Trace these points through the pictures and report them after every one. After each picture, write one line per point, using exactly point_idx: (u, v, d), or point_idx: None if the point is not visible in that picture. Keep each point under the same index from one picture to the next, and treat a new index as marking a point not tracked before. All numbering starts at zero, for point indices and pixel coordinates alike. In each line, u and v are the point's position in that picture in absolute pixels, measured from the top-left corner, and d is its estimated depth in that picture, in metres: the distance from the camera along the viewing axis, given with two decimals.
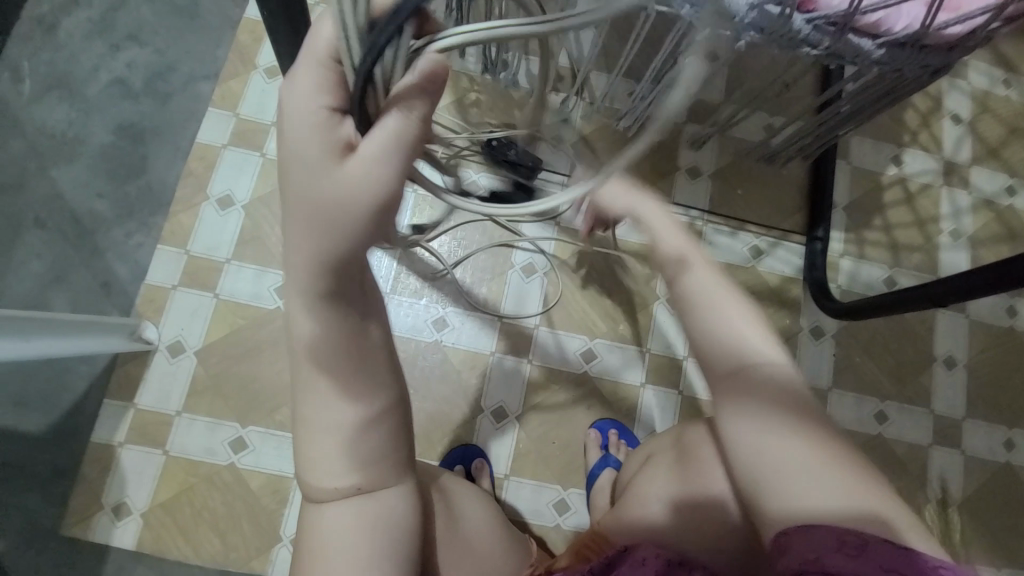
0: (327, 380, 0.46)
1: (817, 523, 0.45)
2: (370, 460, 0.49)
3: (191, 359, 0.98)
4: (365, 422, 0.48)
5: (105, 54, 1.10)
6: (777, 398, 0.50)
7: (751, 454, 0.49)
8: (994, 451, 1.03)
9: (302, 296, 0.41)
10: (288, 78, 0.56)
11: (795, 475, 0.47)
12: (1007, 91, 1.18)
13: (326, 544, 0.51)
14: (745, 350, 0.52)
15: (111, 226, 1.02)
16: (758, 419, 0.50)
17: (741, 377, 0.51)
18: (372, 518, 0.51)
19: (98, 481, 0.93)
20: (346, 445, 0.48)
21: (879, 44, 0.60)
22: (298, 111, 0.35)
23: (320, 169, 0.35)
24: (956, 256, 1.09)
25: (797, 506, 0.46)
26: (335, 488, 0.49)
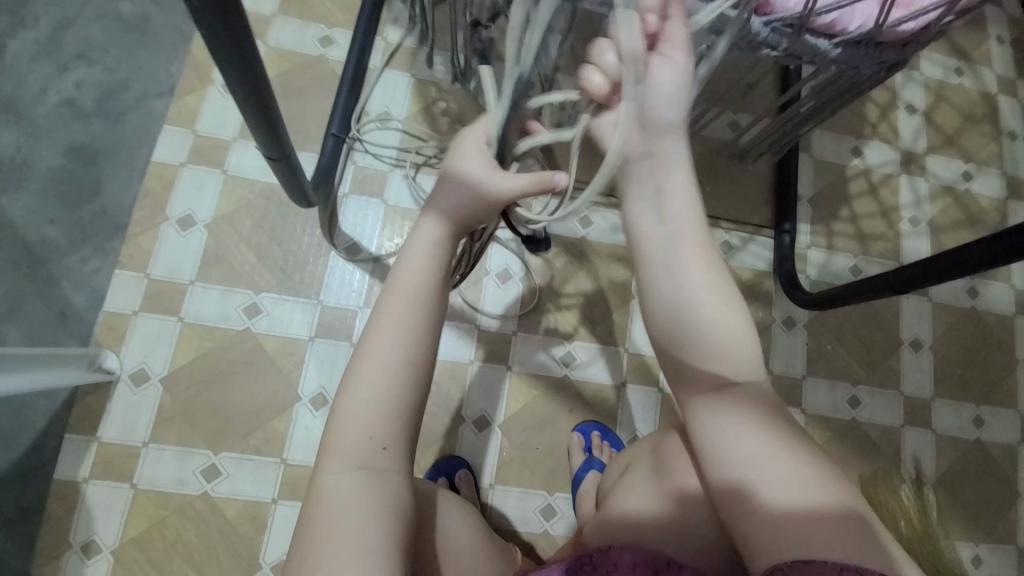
0: (397, 326, 0.49)
1: (811, 555, 0.43)
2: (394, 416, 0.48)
3: (157, 386, 0.95)
4: (408, 371, 0.48)
5: (52, 74, 1.06)
6: (762, 418, 0.49)
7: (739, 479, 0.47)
8: (963, 429, 1.06)
9: (431, 247, 0.52)
10: (241, 96, 0.54)
11: (786, 501, 0.45)
12: (957, 81, 1.23)
13: (323, 522, 0.45)
14: (731, 361, 0.51)
15: (66, 252, 0.98)
16: (746, 440, 0.48)
17: (726, 396, 0.50)
18: (379, 499, 0.46)
19: (63, 519, 0.88)
20: (384, 395, 0.48)
21: (835, 44, 0.62)
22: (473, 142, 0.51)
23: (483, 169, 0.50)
24: (918, 242, 1.13)
25: (789, 537, 0.44)
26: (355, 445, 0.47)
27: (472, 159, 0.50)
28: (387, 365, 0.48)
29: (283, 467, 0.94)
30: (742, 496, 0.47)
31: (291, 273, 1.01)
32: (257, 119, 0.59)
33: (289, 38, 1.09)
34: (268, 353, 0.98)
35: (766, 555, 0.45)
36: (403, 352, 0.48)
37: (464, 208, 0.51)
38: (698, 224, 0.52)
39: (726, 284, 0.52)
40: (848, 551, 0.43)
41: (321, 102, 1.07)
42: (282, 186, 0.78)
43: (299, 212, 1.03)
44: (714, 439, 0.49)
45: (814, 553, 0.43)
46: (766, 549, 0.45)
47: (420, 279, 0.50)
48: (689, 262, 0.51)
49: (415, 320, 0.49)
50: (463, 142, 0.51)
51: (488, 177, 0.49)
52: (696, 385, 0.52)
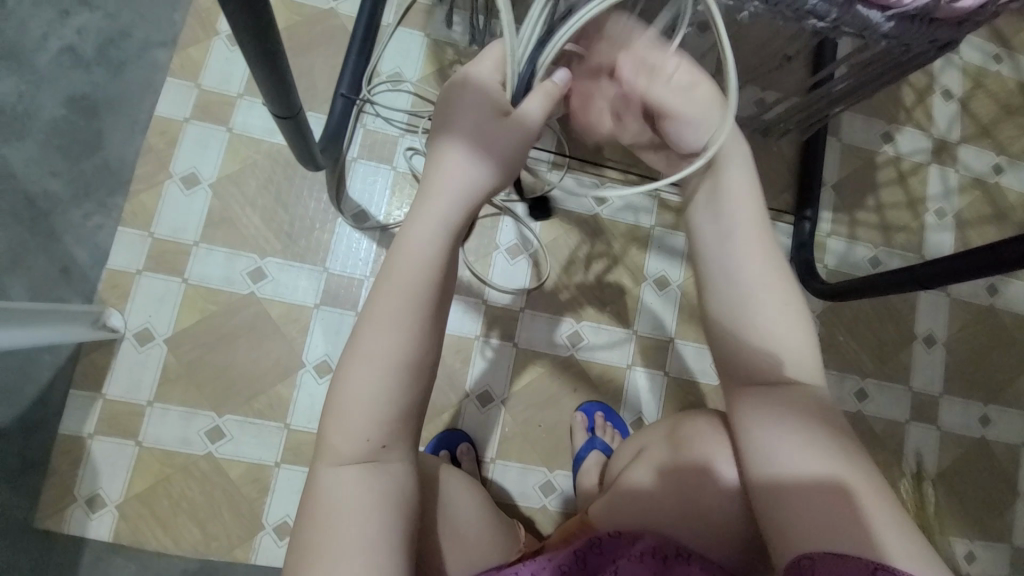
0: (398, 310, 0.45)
1: (840, 550, 0.41)
2: (397, 414, 0.46)
3: (161, 346, 0.94)
4: (407, 371, 0.45)
5: (52, 19, 1.01)
6: (807, 414, 0.47)
7: (774, 471, 0.45)
8: (969, 427, 1.05)
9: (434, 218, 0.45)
10: (249, 49, 0.50)
11: (821, 496, 0.43)
12: (998, 68, 1.16)
13: (328, 514, 0.44)
14: (779, 358, 0.48)
15: (68, 207, 0.96)
16: (787, 435, 0.46)
17: (773, 389, 0.48)
18: (380, 491, 0.46)
19: (69, 473, 0.90)
20: (389, 385, 0.45)
21: (889, 17, 0.57)
22: (478, 82, 0.47)
23: (488, 117, 0.46)
24: (942, 236, 1.09)
25: (818, 530, 0.42)
26: (356, 445, 0.45)
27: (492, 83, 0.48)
28: (385, 367, 0.45)
29: (286, 432, 0.94)
30: (774, 489, 0.45)
31: (296, 239, 0.98)
32: (266, 77, 0.56)
33: None
34: (272, 319, 0.97)
35: (793, 545, 0.43)
36: (407, 344, 0.45)
37: (475, 172, 0.46)
38: (758, 216, 0.50)
39: (783, 278, 0.49)
40: (884, 549, 0.41)
41: (331, 60, 1.02)
42: (292, 150, 0.75)
43: (306, 175, 1.00)
44: (752, 429, 0.47)
45: (849, 548, 0.41)
46: (797, 538, 0.43)
47: (429, 249, 0.45)
48: (742, 254, 0.49)
49: (421, 315, 0.45)
50: (470, 81, 0.47)
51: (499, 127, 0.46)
52: (739, 377, 0.50)
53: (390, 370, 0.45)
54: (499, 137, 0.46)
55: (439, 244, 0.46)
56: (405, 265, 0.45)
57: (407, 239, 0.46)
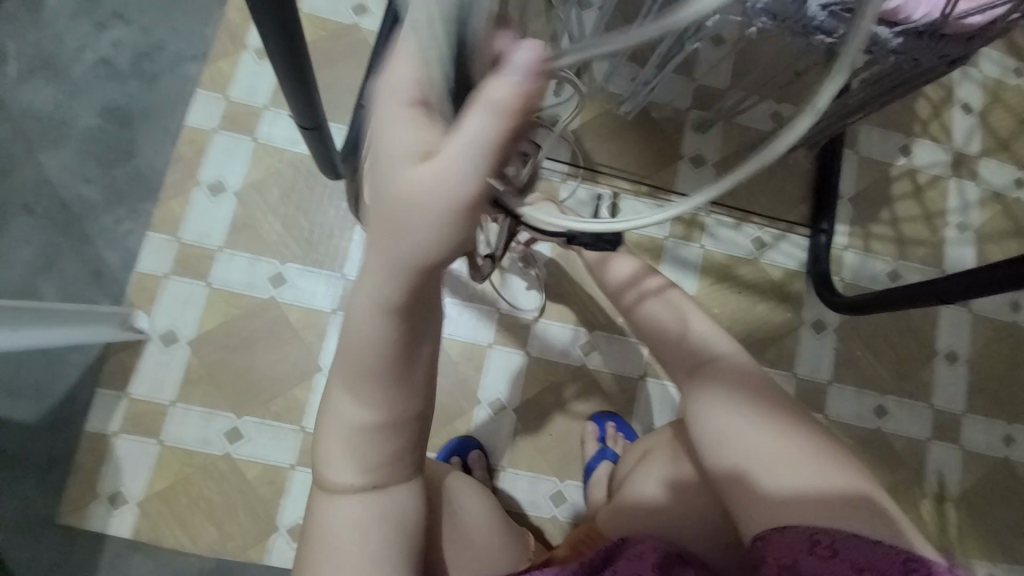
0: (361, 383, 0.41)
1: (785, 523, 0.47)
2: (387, 458, 0.47)
3: (185, 348, 0.97)
4: (385, 430, 0.44)
5: (90, 33, 1.06)
6: (745, 401, 0.54)
7: (712, 453, 0.54)
8: (991, 446, 1.03)
9: (372, 302, 0.35)
10: (278, 63, 0.53)
11: (760, 468, 0.50)
12: (1019, 80, 1.15)
13: (332, 532, 0.49)
14: (704, 352, 0.61)
15: (100, 213, 1.00)
16: (726, 420, 0.54)
17: (711, 383, 0.57)
18: (383, 511, 0.49)
19: (93, 470, 0.92)
20: (368, 440, 0.45)
21: (896, 33, 0.57)
22: (384, 113, 0.29)
23: (399, 168, 0.29)
24: (963, 250, 1.08)
25: (760, 494, 0.50)
26: (350, 481, 0.47)
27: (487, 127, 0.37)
28: (360, 432, 0.44)
29: (302, 435, 0.96)
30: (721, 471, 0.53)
31: (316, 246, 1.01)
32: (292, 88, 0.58)
33: (323, 4, 1.07)
34: (291, 324, 0.99)
35: (753, 525, 0.49)
36: (380, 409, 0.43)
37: (401, 240, 0.31)
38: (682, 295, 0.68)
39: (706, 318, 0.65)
40: (821, 516, 0.46)
41: (353, 73, 1.05)
42: (313, 156, 0.78)
43: (326, 184, 1.03)
44: (697, 419, 0.56)
45: (791, 519, 0.47)
46: (753, 520, 0.49)
47: (375, 335, 0.37)
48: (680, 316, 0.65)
49: (386, 386, 0.41)
50: (375, 115, 0.30)
51: (413, 173, 0.28)
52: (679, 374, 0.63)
53: (366, 431, 0.44)
54: (415, 191, 0.28)
55: (384, 326, 0.37)
56: (361, 338, 0.37)
57: (353, 308, 0.36)
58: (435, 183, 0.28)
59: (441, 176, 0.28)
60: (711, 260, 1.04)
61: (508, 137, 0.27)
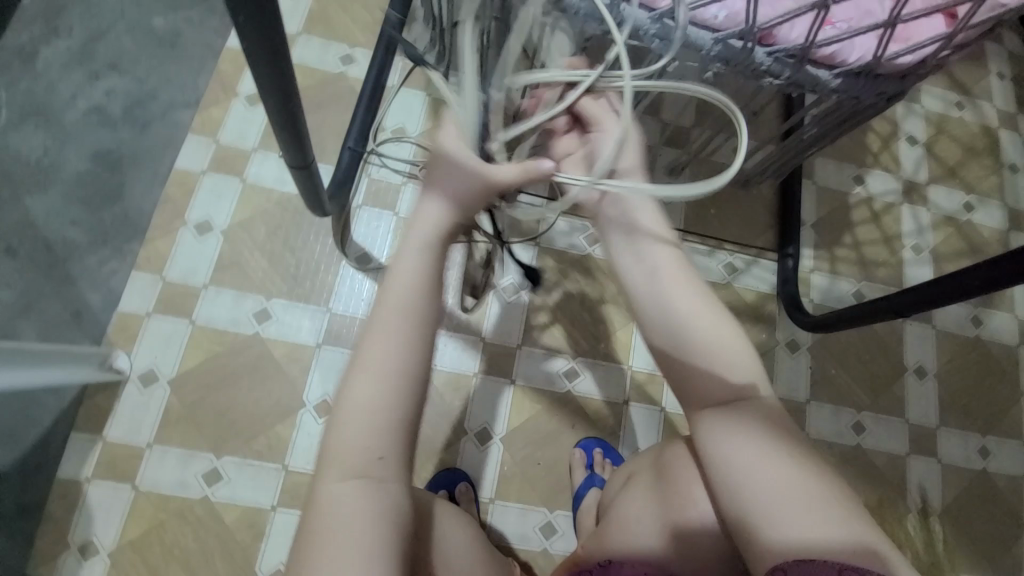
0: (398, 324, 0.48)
1: (811, 556, 0.45)
2: (397, 425, 0.47)
3: (165, 387, 0.96)
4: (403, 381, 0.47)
5: (83, 83, 1.10)
6: (767, 429, 0.51)
7: (739, 486, 0.49)
8: (968, 459, 1.05)
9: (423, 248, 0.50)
10: (271, 106, 0.57)
11: (790, 504, 0.47)
12: (958, 115, 1.26)
13: (331, 530, 0.45)
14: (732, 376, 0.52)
15: (84, 253, 1.00)
16: (753, 448, 0.49)
17: (734, 408, 0.51)
18: (380, 503, 0.46)
19: (62, 519, 0.88)
20: (380, 404, 0.47)
21: (836, 74, 0.64)
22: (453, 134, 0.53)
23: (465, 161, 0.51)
24: (921, 270, 1.14)
25: (792, 535, 0.46)
26: (358, 447, 0.46)
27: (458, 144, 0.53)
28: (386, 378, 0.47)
29: (285, 474, 0.94)
30: (750, 508, 0.48)
31: (302, 281, 1.03)
32: (282, 128, 0.62)
33: (312, 55, 1.13)
34: (276, 359, 0.99)
35: (768, 561, 0.46)
36: (397, 365, 0.47)
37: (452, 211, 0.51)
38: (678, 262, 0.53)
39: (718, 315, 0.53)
40: (845, 552, 0.45)
41: (341, 117, 1.11)
42: (300, 193, 0.81)
43: (312, 221, 1.06)
44: (719, 449, 0.50)
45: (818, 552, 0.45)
46: (769, 554, 0.46)
47: (412, 279, 0.48)
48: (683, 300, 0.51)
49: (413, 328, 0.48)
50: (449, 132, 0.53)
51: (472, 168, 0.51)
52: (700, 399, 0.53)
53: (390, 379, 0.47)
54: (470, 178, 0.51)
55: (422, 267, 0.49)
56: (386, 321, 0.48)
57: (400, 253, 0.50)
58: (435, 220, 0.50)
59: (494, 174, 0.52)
60: None
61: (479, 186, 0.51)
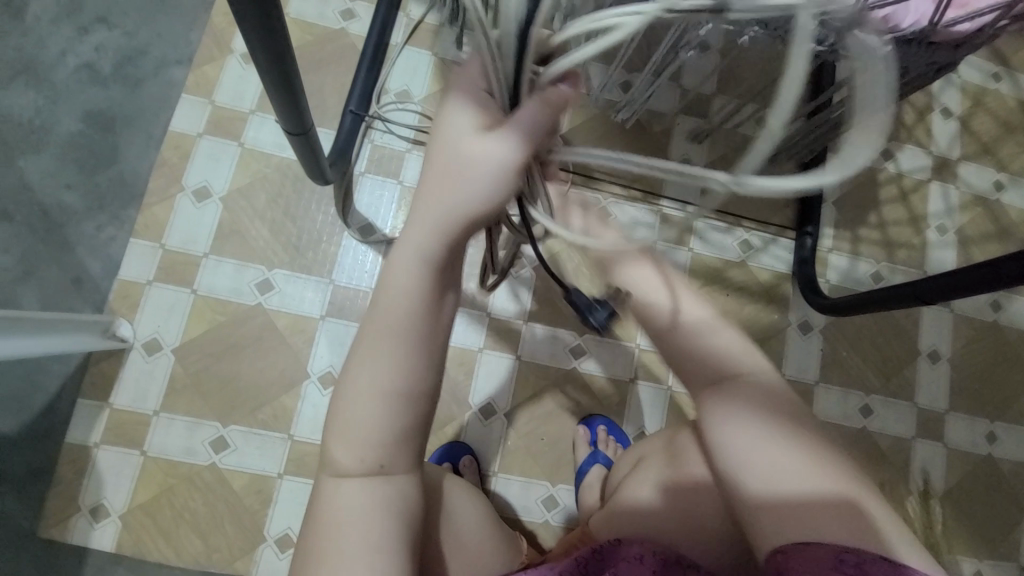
0: (389, 340, 0.42)
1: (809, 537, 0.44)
2: (396, 436, 0.44)
3: (169, 356, 0.95)
4: (398, 396, 0.43)
5: (71, 36, 1.04)
6: (765, 409, 0.49)
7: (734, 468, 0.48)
8: (975, 444, 1.04)
9: (419, 254, 0.40)
10: (265, 68, 0.53)
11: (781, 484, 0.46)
12: (997, 86, 1.18)
13: (337, 525, 0.45)
14: (723, 351, 0.52)
15: (82, 219, 0.98)
16: (747, 432, 0.48)
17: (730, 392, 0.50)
18: (386, 501, 0.46)
19: (74, 482, 0.90)
20: (378, 422, 0.43)
21: (886, 41, 0.58)
22: (460, 91, 0.38)
23: (470, 134, 0.37)
24: (945, 252, 1.10)
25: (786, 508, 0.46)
26: (355, 464, 0.44)
27: (469, 114, 0.37)
28: (380, 394, 0.42)
29: (290, 443, 0.95)
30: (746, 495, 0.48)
31: (304, 251, 1.00)
32: (276, 92, 0.58)
33: (311, 10, 1.06)
34: (279, 330, 0.98)
35: (766, 542, 0.46)
36: (394, 382, 0.42)
37: (457, 206, 0.38)
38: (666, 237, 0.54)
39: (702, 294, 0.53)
40: (845, 534, 0.44)
41: (342, 78, 1.05)
42: (299, 161, 0.77)
43: (314, 189, 1.02)
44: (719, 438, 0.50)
45: (816, 537, 0.44)
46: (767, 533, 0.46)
47: (408, 291, 0.41)
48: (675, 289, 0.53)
49: (408, 341, 0.42)
50: (456, 91, 0.38)
51: (477, 142, 0.37)
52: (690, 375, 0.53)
53: (384, 396, 0.42)
54: (472, 156, 0.37)
55: (418, 274, 0.41)
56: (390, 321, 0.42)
57: (394, 257, 0.41)
58: (496, 157, 0.37)
59: (498, 141, 0.36)
60: (701, 263, 1.05)
61: (548, 127, 0.36)
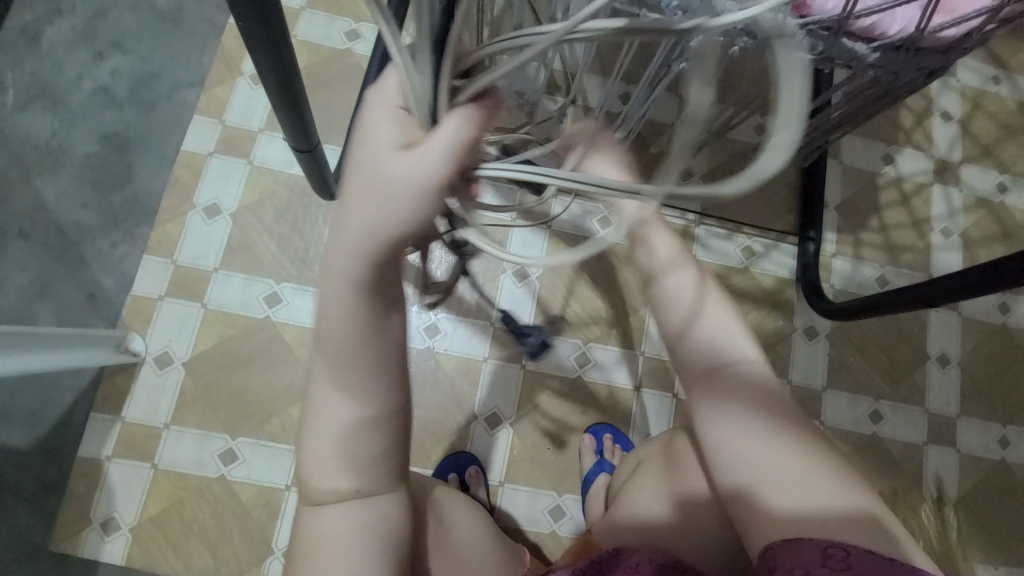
0: (344, 371, 0.41)
1: (797, 532, 0.44)
2: (368, 462, 0.44)
3: (180, 369, 0.97)
4: (367, 425, 0.42)
5: (88, 61, 1.08)
6: (758, 410, 0.48)
7: (724, 466, 0.48)
8: (988, 448, 1.03)
9: (347, 284, 0.37)
10: (272, 88, 0.55)
11: (772, 484, 0.46)
12: (997, 89, 1.19)
13: (324, 545, 0.47)
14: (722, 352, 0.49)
15: (96, 237, 1.01)
16: (740, 435, 0.47)
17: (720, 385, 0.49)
18: (370, 522, 0.47)
19: (86, 495, 0.91)
20: (349, 449, 0.43)
21: (874, 48, 0.60)
22: (376, 113, 0.36)
23: (385, 154, 0.34)
24: (950, 255, 1.10)
25: (774, 511, 0.46)
26: (332, 492, 0.44)
27: (387, 131, 0.35)
28: (345, 422, 0.42)
29: None
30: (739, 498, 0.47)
31: (311, 265, 1.02)
32: (285, 111, 0.60)
33: (318, 31, 1.10)
34: (287, 342, 0.99)
35: (757, 538, 0.46)
36: (357, 410, 0.42)
37: (378, 228, 0.34)
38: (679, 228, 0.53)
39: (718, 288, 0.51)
40: (832, 528, 0.44)
41: (347, 95, 1.08)
42: (306, 177, 0.79)
43: (321, 203, 1.04)
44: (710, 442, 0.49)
45: (802, 531, 0.44)
46: (757, 530, 0.46)
47: (346, 326, 0.38)
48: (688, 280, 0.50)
49: (363, 372, 0.40)
50: (375, 112, 0.36)
51: (393, 159, 0.33)
52: (683, 373, 0.51)
53: (350, 425, 0.42)
54: (387, 176, 0.33)
55: (351, 307, 0.38)
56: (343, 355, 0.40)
57: (325, 290, 0.38)
58: (418, 174, 0.33)
59: (415, 158, 0.33)
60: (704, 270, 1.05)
61: (471, 143, 0.33)
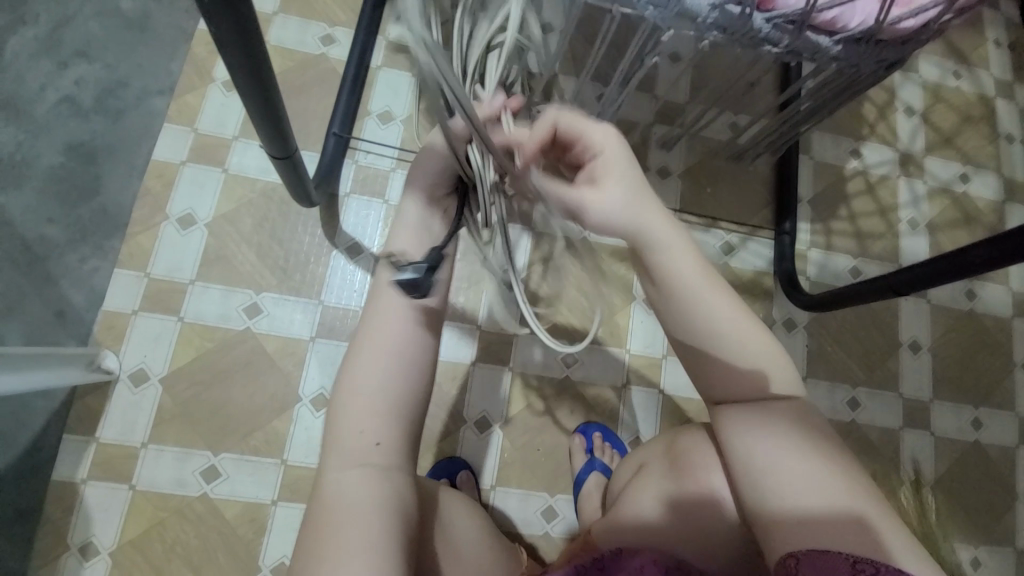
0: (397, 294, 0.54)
1: (822, 546, 0.44)
2: (399, 399, 0.51)
3: (157, 386, 0.94)
4: (406, 356, 0.52)
5: (50, 71, 1.05)
6: (789, 423, 0.49)
7: (755, 474, 0.48)
8: (961, 430, 1.07)
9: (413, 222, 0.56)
10: (245, 93, 0.54)
11: (800, 493, 0.46)
12: (956, 83, 1.24)
13: (333, 517, 0.47)
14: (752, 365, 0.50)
15: (64, 251, 0.97)
16: (769, 442, 0.48)
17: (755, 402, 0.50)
18: (385, 487, 0.49)
19: (61, 521, 0.87)
20: (386, 383, 0.51)
21: (836, 41, 0.62)
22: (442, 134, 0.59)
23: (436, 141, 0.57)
24: (917, 243, 1.14)
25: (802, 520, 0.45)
26: (358, 433, 0.50)
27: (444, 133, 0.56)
28: (385, 351, 0.52)
29: (284, 468, 0.93)
30: (765, 504, 0.47)
31: (292, 273, 1.00)
32: (257, 115, 0.58)
33: (291, 36, 1.08)
34: (269, 353, 0.97)
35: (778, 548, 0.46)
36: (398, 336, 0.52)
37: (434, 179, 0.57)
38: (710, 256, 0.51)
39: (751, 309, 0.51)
40: (855, 543, 0.44)
41: (324, 100, 1.06)
42: (286, 187, 0.79)
43: (299, 211, 1.03)
44: (736, 447, 0.50)
45: (828, 543, 0.44)
46: (779, 540, 0.46)
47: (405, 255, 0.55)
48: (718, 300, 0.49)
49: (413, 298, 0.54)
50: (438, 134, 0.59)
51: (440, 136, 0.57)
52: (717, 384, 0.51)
53: (393, 349, 0.52)
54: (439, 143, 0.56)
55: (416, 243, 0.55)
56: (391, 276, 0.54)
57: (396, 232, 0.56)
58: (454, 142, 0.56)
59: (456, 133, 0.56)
60: None
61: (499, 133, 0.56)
